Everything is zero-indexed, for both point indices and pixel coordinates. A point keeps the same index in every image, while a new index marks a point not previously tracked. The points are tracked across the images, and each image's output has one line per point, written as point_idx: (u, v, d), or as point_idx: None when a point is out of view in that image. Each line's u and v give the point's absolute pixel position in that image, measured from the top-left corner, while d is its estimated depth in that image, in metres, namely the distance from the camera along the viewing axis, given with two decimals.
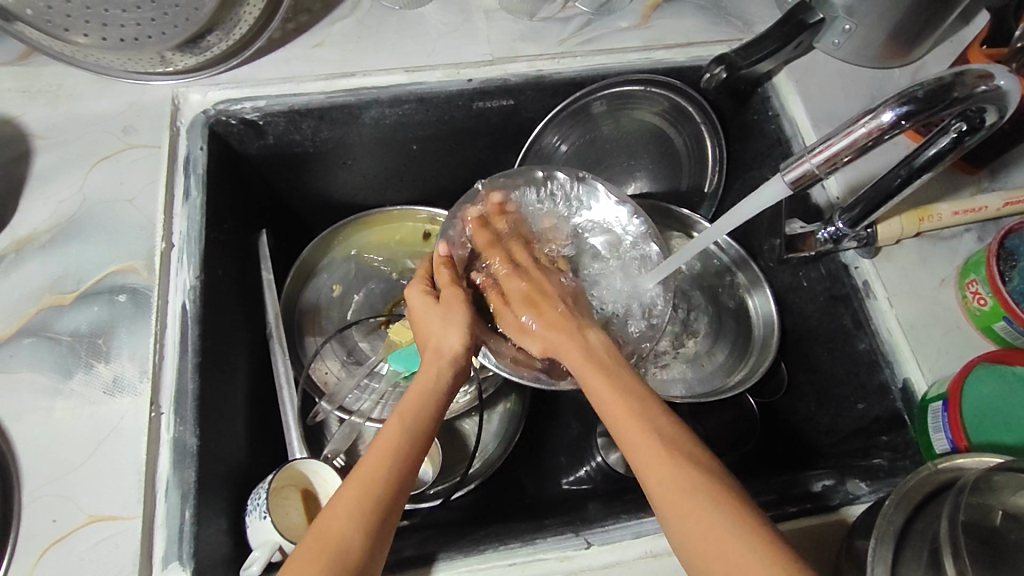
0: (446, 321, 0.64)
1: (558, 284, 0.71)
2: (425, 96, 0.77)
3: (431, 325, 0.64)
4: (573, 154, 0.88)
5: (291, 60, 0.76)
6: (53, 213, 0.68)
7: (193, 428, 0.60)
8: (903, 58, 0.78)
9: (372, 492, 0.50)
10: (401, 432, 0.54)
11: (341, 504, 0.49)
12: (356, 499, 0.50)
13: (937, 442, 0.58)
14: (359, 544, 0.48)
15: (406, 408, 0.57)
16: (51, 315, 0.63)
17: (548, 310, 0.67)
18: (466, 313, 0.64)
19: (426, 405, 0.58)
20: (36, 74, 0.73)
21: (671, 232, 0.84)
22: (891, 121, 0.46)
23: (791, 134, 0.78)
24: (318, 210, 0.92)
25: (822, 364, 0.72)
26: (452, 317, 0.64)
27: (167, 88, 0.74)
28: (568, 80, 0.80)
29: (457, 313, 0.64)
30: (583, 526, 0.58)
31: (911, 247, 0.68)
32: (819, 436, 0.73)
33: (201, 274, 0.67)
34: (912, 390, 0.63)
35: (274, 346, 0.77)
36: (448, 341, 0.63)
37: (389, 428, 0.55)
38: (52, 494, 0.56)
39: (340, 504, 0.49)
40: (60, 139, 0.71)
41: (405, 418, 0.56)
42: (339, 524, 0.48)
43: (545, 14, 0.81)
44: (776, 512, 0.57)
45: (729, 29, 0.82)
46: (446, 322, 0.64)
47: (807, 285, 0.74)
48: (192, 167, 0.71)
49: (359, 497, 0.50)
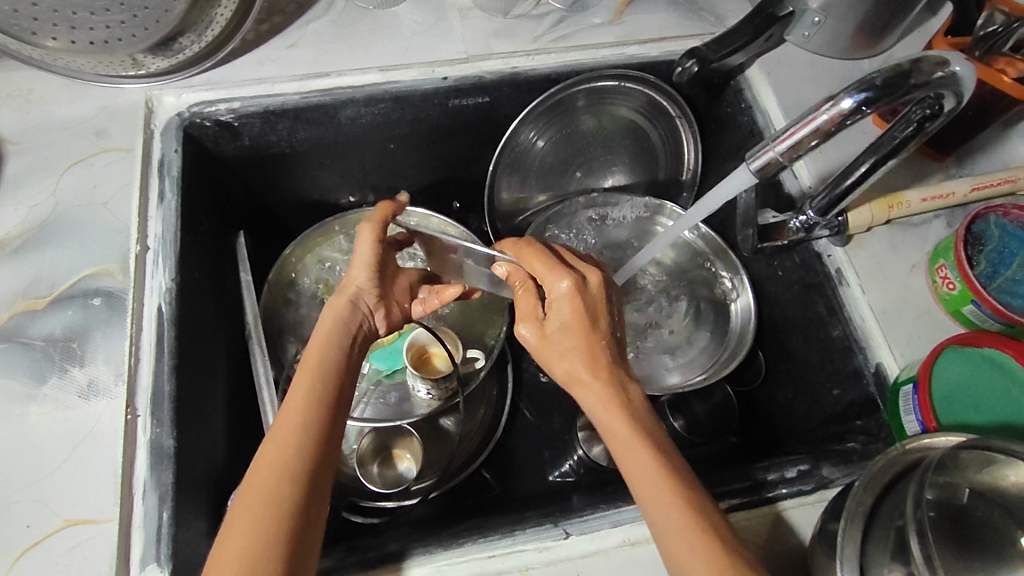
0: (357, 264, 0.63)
1: (595, 294, 0.57)
2: (401, 95, 0.78)
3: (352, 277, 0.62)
4: (550, 149, 0.87)
5: (265, 61, 0.76)
6: (25, 217, 0.67)
7: (170, 430, 0.60)
8: (872, 49, 0.79)
9: (302, 430, 0.49)
10: (316, 374, 0.53)
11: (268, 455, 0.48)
12: (287, 443, 0.48)
13: (908, 424, 0.59)
14: (302, 483, 0.47)
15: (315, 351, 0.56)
16: (23, 320, 0.63)
17: (590, 338, 0.55)
18: (374, 251, 0.63)
19: (338, 346, 0.57)
20: (7, 79, 0.73)
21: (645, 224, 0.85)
22: (851, 107, 0.47)
23: (763, 126, 0.79)
24: (296, 210, 0.92)
25: (798, 352, 0.73)
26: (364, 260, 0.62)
27: (140, 92, 0.73)
28: (543, 76, 0.80)
29: (364, 252, 0.62)
30: (562, 517, 0.59)
31: (882, 235, 0.69)
32: (797, 423, 0.73)
33: (176, 277, 0.66)
34: (885, 373, 0.63)
35: (252, 346, 0.77)
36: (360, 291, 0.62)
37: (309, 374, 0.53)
38: (27, 499, 0.55)
39: (274, 447, 0.48)
40: (31, 144, 0.70)
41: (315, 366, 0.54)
42: (271, 465, 0.47)
43: (519, 12, 0.82)
44: (754, 497, 0.57)
45: (701, 24, 0.83)
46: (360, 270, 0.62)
47: (782, 273, 0.75)
48: (167, 169, 0.71)
49: (286, 442, 0.48)
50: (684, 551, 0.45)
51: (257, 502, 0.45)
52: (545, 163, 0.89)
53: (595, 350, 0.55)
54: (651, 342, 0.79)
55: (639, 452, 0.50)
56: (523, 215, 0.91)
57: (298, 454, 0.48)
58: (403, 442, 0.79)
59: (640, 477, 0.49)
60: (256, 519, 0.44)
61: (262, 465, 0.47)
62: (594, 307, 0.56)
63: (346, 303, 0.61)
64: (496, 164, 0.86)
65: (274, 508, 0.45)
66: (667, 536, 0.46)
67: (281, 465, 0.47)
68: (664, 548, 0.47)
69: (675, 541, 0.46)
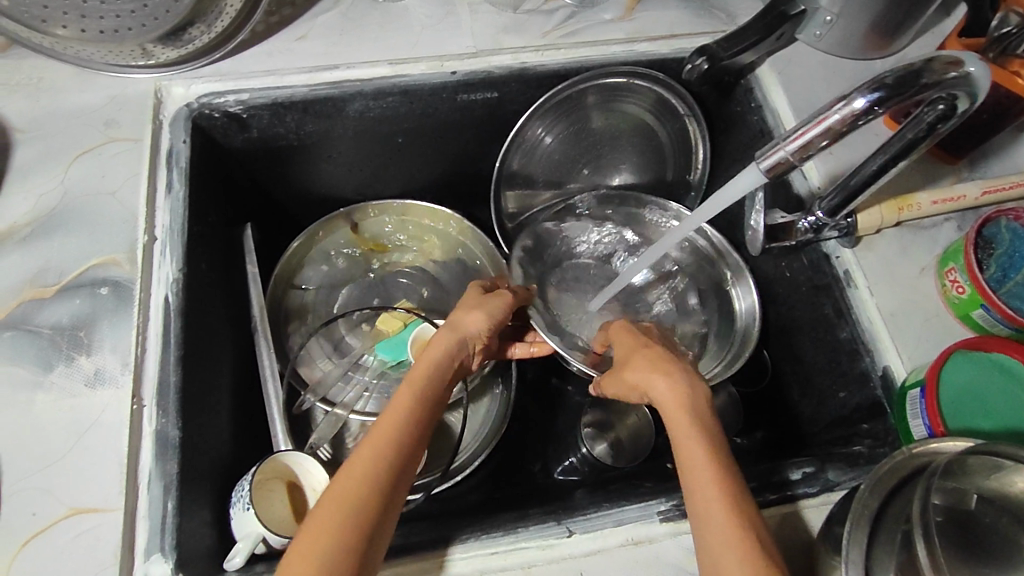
0: (481, 308, 0.65)
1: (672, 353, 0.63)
2: (409, 88, 0.77)
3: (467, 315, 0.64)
4: (557, 146, 0.87)
5: (274, 53, 0.76)
6: (34, 206, 0.67)
7: (175, 420, 0.60)
8: (884, 50, 0.79)
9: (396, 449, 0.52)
10: (414, 397, 0.57)
11: (361, 459, 0.51)
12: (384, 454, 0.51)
13: (914, 428, 0.59)
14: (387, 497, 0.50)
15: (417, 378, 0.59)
16: (31, 308, 0.63)
17: (665, 365, 0.59)
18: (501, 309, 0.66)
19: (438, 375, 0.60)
20: (17, 67, 0.73)
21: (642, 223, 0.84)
22: (864, 107, 0.46)
23: (773, 126, 0.78)
24: (305, 203, 0.92)
25: (805, 353, 0.73)
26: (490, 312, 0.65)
27: (149, 81, 0.74)
28: (552, 72, 0.79)
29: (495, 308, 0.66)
30: (566, 515, 0.59)
31: (892, 237, 0.69)
32: (805, 426, 0.73)
33: (183, 267, 0.67)
34: (892, 377, 0.63)
35: (259, 339, 0.77)
36: (468, 334, 0.63)
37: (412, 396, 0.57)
38: (32, 487, 0.56)
39: (371, 455, 0.51)
40: (40, 133, 0.71)
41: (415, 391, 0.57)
42: (363, 472, 0.50)
43: (529, 7, 0.81)
44: (759, 498, 0.57)
45: (713, 22, 0.83)
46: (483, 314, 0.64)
47: (789, 274, 0.74)
48: (175, 160, 0.71)
49: (377, 454, 0.51)
50: (731, 562, 0.45)
51: (346, 504, 0.48)
52: (552, 159, 0.88)
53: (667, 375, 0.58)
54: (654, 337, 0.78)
55: (700, 461, 0.50)
56: (530, 211, 0.91)
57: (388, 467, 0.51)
58: None
59: (697, 476, 0.50)
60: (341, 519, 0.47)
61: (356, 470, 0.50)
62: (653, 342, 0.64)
63: (457, 337, 0.63)
64: (506, 152, 0.85)
65: (364, 515, 0.48)
66: (712, 533, 0.47)
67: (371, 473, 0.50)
68: (704, 552, 0.47)
69: (724, 553, 0.45)
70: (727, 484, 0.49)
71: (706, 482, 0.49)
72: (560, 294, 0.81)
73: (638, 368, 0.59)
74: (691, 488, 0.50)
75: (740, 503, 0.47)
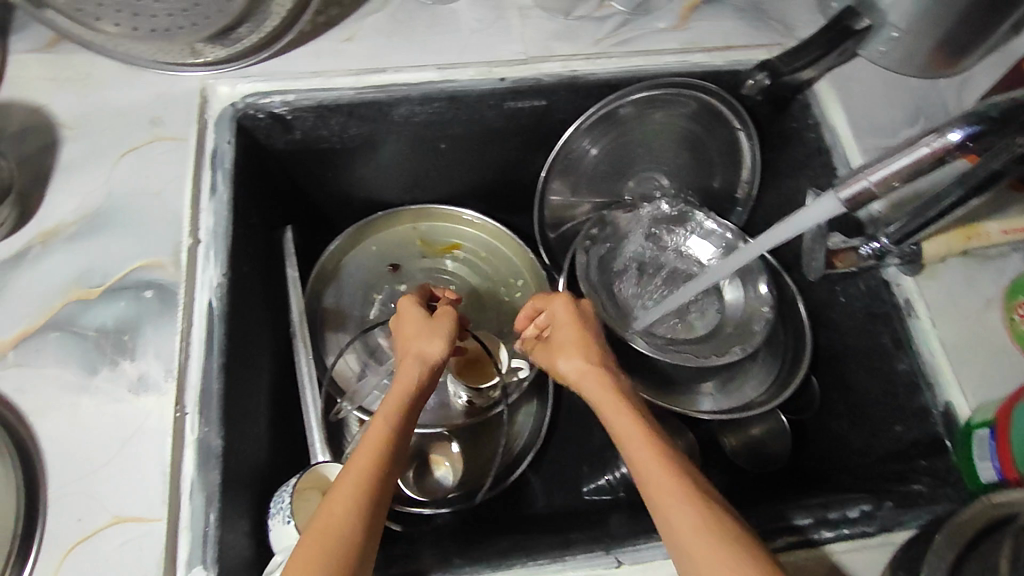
0: (424, 328, 0.64)
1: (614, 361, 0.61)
2: (457, 94, 0.76)
3: (412, 339, 0.63)
4: (603, 158, 0.84)
5: (320, 55, 0.75)
6: (80, 205, 0.67)
7: (218, 429, 0.59)
8: (950, 69, 0.76)
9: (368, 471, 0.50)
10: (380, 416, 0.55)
11: (343, 485, 0.49)
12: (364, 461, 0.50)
13: (983, 470, 0.58)
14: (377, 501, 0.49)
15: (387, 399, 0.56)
16: (75, 310, 0.62)
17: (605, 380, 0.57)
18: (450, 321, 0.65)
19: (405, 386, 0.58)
20: (66, 61, 0.72)
21: (689, 236, 0.84)
22: (959, 140, 0.43)
23: (831, 145, 0.76)
24: (342, 206, 0.91)
25: (857, 382, 0.71)
26: (438, 332, 0.63)
27: (195, 80, 0.73)
28: (602, 81, 0.77)
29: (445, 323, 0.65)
30: (613, 543, 0.57)
31: (956, 267, 0.66)
32: (852, 457, 0.70)
33: (227, 272, 0.66)
34: (955, 415, 0.61)
35: (296, 345, 0.76)
36: (425, 345, 0.62)
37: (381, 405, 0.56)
38: (77, 493, 0.55)
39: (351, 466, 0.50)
40: (87, 129, 0.70)
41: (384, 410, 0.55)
42: (344, 499, 0.48)
43: (581, 13, 0.79)
44: (812, 536, 0.56)
45: (770, 33, 0.80)
46: (431, 336, 0.63)
47: (844, 301, 0.72)
48: (219, 161, 0.70)
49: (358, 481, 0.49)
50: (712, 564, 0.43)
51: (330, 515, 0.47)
52: (597, 171, 0.85)
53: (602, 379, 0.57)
54: (704, 351, 0.75)
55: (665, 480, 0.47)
56: (570, 223, 0.88)
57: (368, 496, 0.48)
58: (441, 449, 0.78)
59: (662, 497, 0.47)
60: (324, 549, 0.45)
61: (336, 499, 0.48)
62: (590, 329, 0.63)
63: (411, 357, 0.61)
64: (549, 168, 0.83)
65: (347, 546, 0.46)
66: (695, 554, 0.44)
67: (353, 500, 0.48)
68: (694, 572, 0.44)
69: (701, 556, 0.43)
70: (687, 484, 0.47)
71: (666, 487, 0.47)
72: (611, 302, 0.79)
73: (574, 363, 0.59)
74: (654, 499, 0.47)
75: (704, 500, 0.46)
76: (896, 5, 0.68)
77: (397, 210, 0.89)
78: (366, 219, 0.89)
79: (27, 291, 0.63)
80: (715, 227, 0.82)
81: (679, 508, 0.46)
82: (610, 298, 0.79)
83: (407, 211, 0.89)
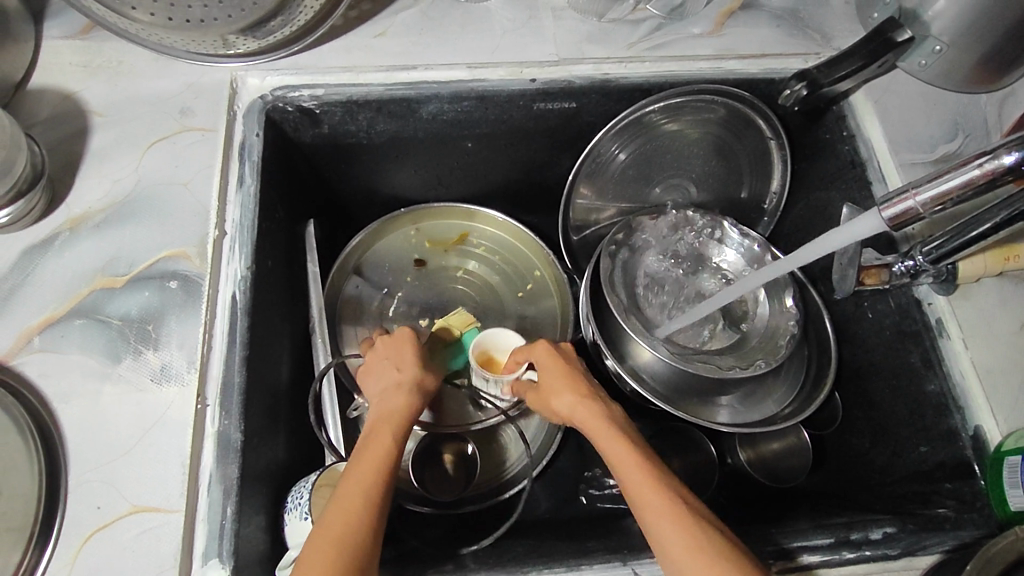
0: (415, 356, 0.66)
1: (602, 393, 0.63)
2: (486, 94, 0.75)
3: (405, 362, 0.65)
4: (630, 163, 0.83)
5: (351, 49, 0.75)
6: (108, 192, 0.67)
7: (237, 422, 0.59)
8: (993, 85, 0.73)
9: (371, 481, 0.52)
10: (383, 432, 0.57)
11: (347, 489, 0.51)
12: (373, 469, 0.53)
13: (1013, 498, 0.55)
14: (384, 508, 0.51)
15: (387, 418, 0.59)
16: (100, 298, 0.62)
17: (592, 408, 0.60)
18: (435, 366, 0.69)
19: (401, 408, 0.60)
20: (98, 49, 0.73)
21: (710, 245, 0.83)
22: (1012, 163, 0.42)
23: (866, 157, 0.75)
24: (364, 202, 0.91)
25: (881, 400, 0.69)
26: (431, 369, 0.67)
27: (226, 72, 0.72)
28: (634, 85, 0.76)
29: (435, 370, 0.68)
30: (631, 554, 0.57)
31: (992, 286, 0.64)
32: (872, 475, 0.69)
33: (251, 266, 0.66)
34: (985, 439, 0.60)
35: (316, 341, 0.77)
36: (423, 375, 0.65)
37: (381, 421, 0.59)
38: (98, 481, 0.55)
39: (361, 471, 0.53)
40: (117, 118, 0.70)
41: (385, 426, 0.58)
42: (350, 504, 0.50)
43: (614, 16, 0.78)
44: (834, 556, 0.55)
45: (807, 42, 0.79)
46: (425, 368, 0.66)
47: (872, 316, 0.71)
48: (247, 154, 0.70)
49: (361, 490, 0.51)
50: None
51: (348, 512, 0.49)
52: (624, 176, 0.84)
53: (595, 410, 0.60)
54: (725, 361, 0.73)
55: (657, 499, 0.50)
56: (594, 227, 0.87)
57: (372, 505, 0.50)
58: (452, 446, 0.77)
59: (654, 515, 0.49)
60: (334, 547, 0.47)
61: (342, 502, 0.50)
62: (577, 368, 0.65)
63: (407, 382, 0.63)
64: (576, 171, 0.82)
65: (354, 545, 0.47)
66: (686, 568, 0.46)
67: (358, 503, 0.50)
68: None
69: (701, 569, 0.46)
70: (675, 503, 0.49)
71: (662, 502, 0.49)
72: (634, 307, 0.78)
73: (567, 399, 0.61)
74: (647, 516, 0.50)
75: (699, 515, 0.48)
76: (941, 17, 0.66)
77: (417, 207, 0.88)
78: (387, 215, 0.88)
79: (54, 277, 0.63)
80: (737, 234, 0.81)
81: (673, 524, 0.48)
82: (633, 306, 0.78)
83: (437, 209, 0.89)
